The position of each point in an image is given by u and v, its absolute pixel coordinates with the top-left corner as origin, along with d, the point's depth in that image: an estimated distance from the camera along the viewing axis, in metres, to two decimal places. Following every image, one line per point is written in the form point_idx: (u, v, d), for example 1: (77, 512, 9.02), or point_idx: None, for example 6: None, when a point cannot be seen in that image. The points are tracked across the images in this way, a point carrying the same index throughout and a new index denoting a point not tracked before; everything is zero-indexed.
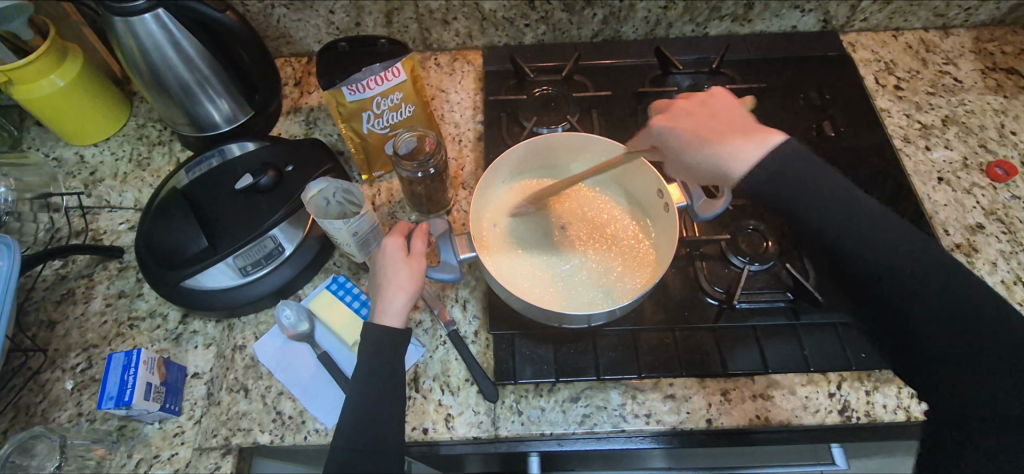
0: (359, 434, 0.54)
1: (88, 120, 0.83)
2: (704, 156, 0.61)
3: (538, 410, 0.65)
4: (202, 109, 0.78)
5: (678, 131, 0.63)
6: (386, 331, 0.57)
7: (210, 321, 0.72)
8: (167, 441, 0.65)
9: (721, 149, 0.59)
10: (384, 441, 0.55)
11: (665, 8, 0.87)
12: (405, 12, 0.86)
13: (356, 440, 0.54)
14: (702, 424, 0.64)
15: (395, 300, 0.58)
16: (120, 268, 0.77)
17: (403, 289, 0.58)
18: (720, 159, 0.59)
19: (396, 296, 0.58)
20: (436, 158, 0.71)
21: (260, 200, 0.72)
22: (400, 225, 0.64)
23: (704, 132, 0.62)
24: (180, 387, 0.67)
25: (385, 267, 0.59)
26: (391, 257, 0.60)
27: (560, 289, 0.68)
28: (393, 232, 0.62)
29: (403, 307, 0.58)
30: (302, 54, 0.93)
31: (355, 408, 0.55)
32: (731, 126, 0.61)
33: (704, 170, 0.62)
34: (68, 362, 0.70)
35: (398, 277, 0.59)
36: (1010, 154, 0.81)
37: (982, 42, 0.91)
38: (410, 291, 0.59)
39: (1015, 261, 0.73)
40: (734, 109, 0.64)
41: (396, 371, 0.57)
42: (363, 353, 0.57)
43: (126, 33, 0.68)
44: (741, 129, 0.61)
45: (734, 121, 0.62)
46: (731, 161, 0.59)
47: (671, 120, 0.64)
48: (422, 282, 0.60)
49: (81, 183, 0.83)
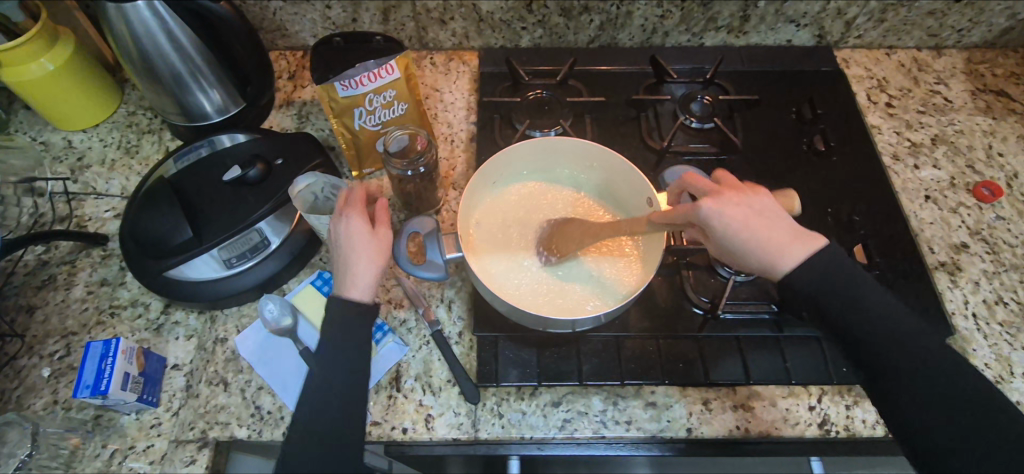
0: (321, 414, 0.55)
1: (78, 105, 0.83)
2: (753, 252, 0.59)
3: (519, 414, 0.65)
4: (193, 99, 0.77)
5: (730, 222, 0.59)
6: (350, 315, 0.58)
7: (192, 313, 0.72)
8: (143, 432, 0.64)
9: (772, 247, 0.59)
10: (342, 422, 0.56)
11: (662, 17, 0.87)
12: (402, 10, 0.86)
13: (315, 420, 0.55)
14: (682, 433, 0.64)
15: (366, 274, 0.59)
16: (103, 256, 0.76)
17: (373, 262, 0.59)
18: (766, 263, 0.59)
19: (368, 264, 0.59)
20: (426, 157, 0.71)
21: (248, 192, 0.71)
22: (350, 193, 0.62)
23: (760, 222, 0.59)
24: (159, 378, 0.66)
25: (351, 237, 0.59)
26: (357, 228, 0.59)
27: (597, 285, 0.69)
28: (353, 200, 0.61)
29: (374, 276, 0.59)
30: (298, 47, 0.93)
31: (316, 390, 0.56)
32: (769, 225, 0.59)
33: (751, 264, 0.60)
34: (46, 349, 0.69)
35: (366, 251, 0.59)
36: (997, 175, 0.82)
37: (973, 63, 0.92)
38: (380, 261, 0.60)
39: (997, 281, 0.74)
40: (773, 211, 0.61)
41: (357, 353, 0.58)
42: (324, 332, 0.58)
43: (118, 18, 0.68)
44: (787, 226, 0.60)
45: (781, 224, 0.60)
46: (778, 261, 0.58)
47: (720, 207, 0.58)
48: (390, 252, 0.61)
49: (67, 168, 0.82)
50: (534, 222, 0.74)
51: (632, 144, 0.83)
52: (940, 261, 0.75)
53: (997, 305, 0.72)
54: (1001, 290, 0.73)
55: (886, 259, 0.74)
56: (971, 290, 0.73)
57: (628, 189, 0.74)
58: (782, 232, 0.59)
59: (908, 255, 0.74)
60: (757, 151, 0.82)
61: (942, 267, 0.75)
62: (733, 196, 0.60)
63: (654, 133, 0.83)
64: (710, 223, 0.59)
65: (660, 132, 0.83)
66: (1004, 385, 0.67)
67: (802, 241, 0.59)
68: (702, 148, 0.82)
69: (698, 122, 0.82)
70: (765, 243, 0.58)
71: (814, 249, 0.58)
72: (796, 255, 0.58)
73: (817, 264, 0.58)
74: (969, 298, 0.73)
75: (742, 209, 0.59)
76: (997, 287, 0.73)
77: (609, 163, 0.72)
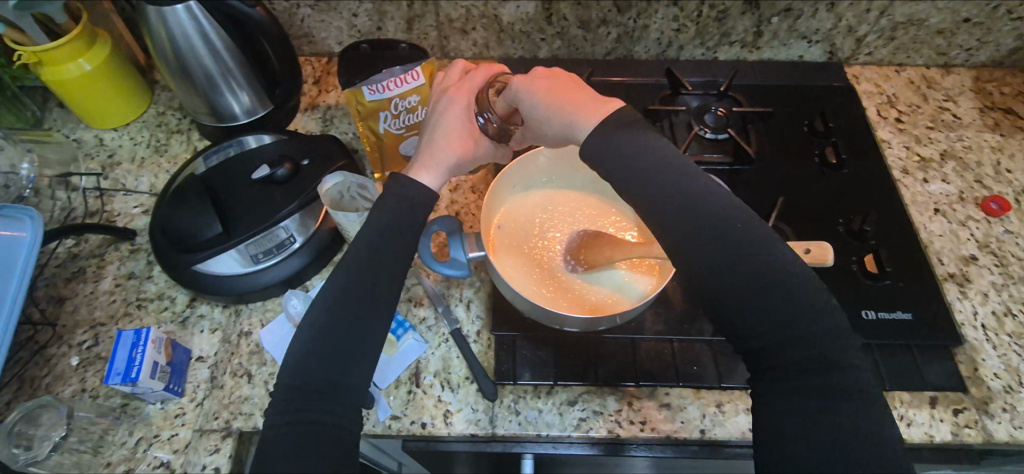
0: (313, 378, 0.51)
1: (110, 105, 0.85)
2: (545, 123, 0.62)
3: (535, 411, 0.66)
4: (223, 100, 0.80)
5: (530, 96, 0.62)
6: (363, 278, 0.54)
7: (217, 306, 0.73)
8: (167, 421, 0.66)
9: (555, 117, 0.60)
10: (331, 391, 0.51)
11: (677, 31, 0.90)
12: (425, 20, 0.88)
13: (304, 380, 0.51)
14: (696, 434, 0.65)
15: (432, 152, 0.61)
16: (131, 250, 0.78)
17: (441, 148, 0.61)
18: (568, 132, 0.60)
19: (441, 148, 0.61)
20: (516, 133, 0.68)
21: (275, 190, 0.73)
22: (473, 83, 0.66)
23: (562, 96, 0.60)
24: (185, 369, 0.68)
25: (447, 116, 0.63)
26: (454, 114, 0.63)
27: (621, 286, 0.71)
28: (470, 89, 0.65)
29: (444, 165, 0.61)
30: (323, 54, 0.96)
31: (309, 349, 0.52)
32: (571, 93, 0.60)
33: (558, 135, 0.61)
34: (74, 339, 0.71)
35: (443, 133, 0.62)
36: (1005, 190, 0.84)
37: (981, 81, 0.94)
38: (458, 155, 0.62)
39: (1006, 293, 0.75)
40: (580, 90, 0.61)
41: (365, 322, 0.53)
42: (330, 292, 0.54)
43: (157, 21, 0.71)
44: (575, 100, 0.60)
45: (581, 95, 0.60)
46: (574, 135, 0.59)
47: (528, 81, 0.63)
48: (469, 152, 0.63)
49: (98, 165, 0.85)
50: (556, 227, 0.75)
51: None
52: (949, 272, 0.76)
53: (1005, 317, 0.73)
54: (1011, 302, 0.74)
55: (897, 269, 0.75)
56: (980, 301, 0.74)
57: None
58: (573, 97, 0.60)
59: (918, 265, 0.76)
60: (771, 163, 0.84)
61: (951, 278, 0.76)
62: (543, 75, 0.63)
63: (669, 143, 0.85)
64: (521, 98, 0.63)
65: (675, 142, 0.85)
66: (1012, 395, 0.68)
67: (591, 112, 0.58)
68: (716, 158, 0.84)
69: (712, 133, 0.84)
70: (559, 112, 0.60)
71: (601, 118, 0.58)
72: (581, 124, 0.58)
73: (601, 133, 0.57)
74: (978, 309, 0.74)
75: (553, 87, 0.61)
76: (1006, 299, 0.75)
77: None
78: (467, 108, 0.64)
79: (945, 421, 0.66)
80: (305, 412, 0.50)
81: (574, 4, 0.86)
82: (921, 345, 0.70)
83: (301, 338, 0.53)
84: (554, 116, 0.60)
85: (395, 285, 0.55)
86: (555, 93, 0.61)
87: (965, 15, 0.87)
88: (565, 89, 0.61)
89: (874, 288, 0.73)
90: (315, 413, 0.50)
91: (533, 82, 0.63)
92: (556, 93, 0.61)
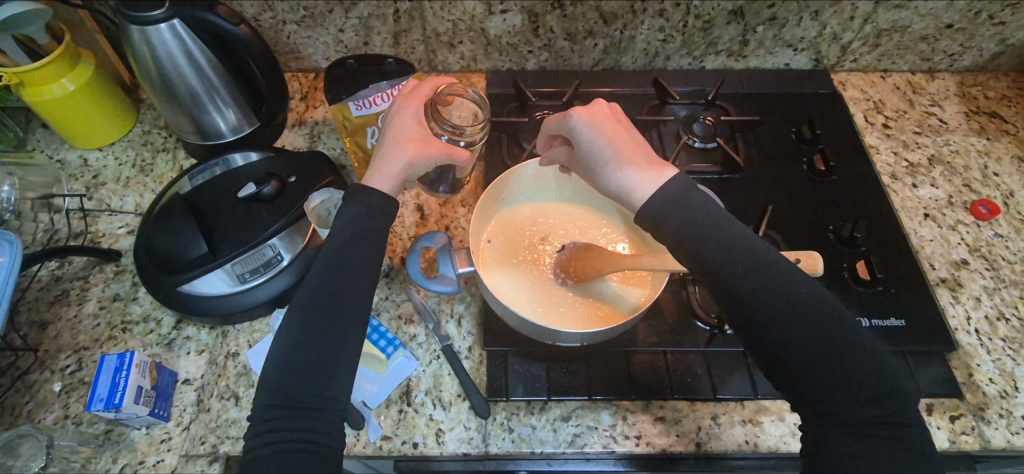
0: (291, 392, 0.50)
1: (95, 124, 0.84)
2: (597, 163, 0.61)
3: (529, 428, 0.65)
4: (208, 118, 0.79)
5: (592, 133, 0.60)
6: (332, 289, 0.54)
7: (204, 328, 0.72)
8: (153, 447, 0.64)
9: (613, 164, 0.60)
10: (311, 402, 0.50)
11: (664, 41, 0.90)
12: (412, 34, 0.88)
13: (281, 395, 0.50)
14: (692, 448, 0.64)
15: (384, 159, 0.58)
16: (116, 271, 0.77)
17: (393, 151, 0.59)
18: (629, 189, 0.60)
19: (392, 151, 0.59)
20: (473, 129, 0.62)
21: (261, 208, 0.72)
22: (422, 88, 0.63)
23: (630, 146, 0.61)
24: (170, 393, 0.67)
25: (395, 123, 0.60)
26: (405, 118, 0.60)
27: (614, 297, 0.70)
28: (420, 95, 0.62)
29: (396, 169, 0.58)
30: (310, 69, 0.95)
31: (283, 365, 0.51)
32: (632, 145, 0.61)
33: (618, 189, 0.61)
34: (57, 364, 0.70)
35: (392, 140, 0.59)
36: (993, 194, 0.84)
37: (966, 86, 0.94)
38: (409, 156, 0.59)
39: (998, 297, 0.75)
40: (639, 145, 0.62)
41: (336, 332, 0.52)
42: (299, 307, 0.53)
43: (141, 40, 0.70)
44: (635, 155, 0.60)
45: (641, 154, 0.61)
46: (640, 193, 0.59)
47: (589, 115, 0.61)
48: (424, 152, 0.59)
49: (83, 185, 0.84)
50: (546, 241, 0.75)
51: None
52: (941, 277, 0.76)
53: (998, 321, 0.73)
54: (1003, 306, 0.74)
55: (890, 276, 0.75)
56: (972, 306, 0.74)
57: None
58: (633, 153, 0.61)
59: (909, 271, 0.76)
60: (759, 171, 0.84)
61: (943, 283, 0.76)
62: (605, 112, 0.62)
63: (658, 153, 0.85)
64: (577, 132, 0.61)
65: (664, 152, 0.85)
66: (1008, 400, 0.68)
67: (654, 176, 0.59)
68: (705, 167, 0.84)
69: (700, 142, 0.84)
70: (628, 165, 0.60)
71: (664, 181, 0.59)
72: (646, 188, 0.59)
73: (669, 191, 0.58)
74: (971, 313, 0.74)
75: (617, 134, 0.61)
76: (998, 302, 0.75)
77: None
78: (418, 112, 0.61)
79: (942, 428, 0.66)
80: (285, 426, 0.49)
81: (561, 16, 0.86)
82: (915, 352, 0.70)
83: (274, 356, 0.52)
84: (615, 166, 0.60)
85: (366, 292, 0.55)
86: (617, 138, 0.61)
87: (948, 21, 0.87)
88: (628, 142, 0.61)
89: (867, 294, 0.73)
90: (297, 425, 0.50)
91: (595, 116, 0.61)
92: (619, 139, 0.61)
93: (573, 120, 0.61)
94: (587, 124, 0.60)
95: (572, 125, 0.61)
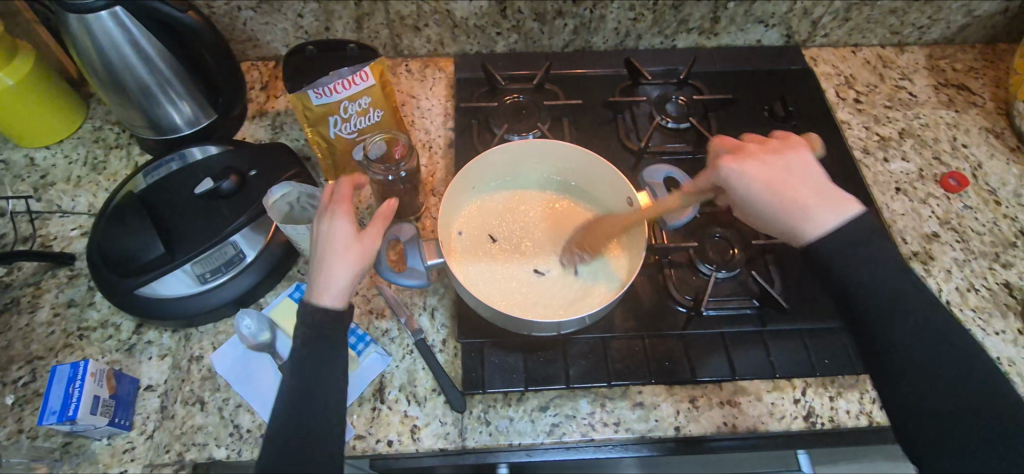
0: (291, 427, 0.53)
1: (39, 121, 0.80)
2: (773, 214, 0.60)
3: (506, 420, 0.64)
4: (162, 111, 0.75)
5: (751, 181, 0.61)
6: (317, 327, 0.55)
7: (166, 331, 0.69)
8: (115, 458, 0.62)
9: (795, 208, 0.59)
10: (329, 409, 0.54)
11: (635, 20, 0.88)
12: (375, 18, 0.85)
13: (282, 433, 0.53)
14: (671, 432, 0.64)
15: (339, 275, 0.54)
16: (70, 276, 0.73)
17: (347, 263, 0.54)
18: (793, 221, 0.59)
19: (339, 259, 0.54)
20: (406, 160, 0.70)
21: (221, 204, 0.69)
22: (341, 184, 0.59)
23: (780, 180, 0.60)
24: (132, 401, 0.64)
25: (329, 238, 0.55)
26: (341, 220, 0.55)
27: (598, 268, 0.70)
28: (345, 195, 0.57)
29: (345, 283, 0.54)
30: (270, 57, 0.91)
31: (301, 377, 0.54)
32: (798, 180, 0.60)
33: (780, 228, 0.61)
34: (9, 376, 0.66)
35: (339, 249, 0.54)
36: (962, 165, 0.84)
37: (934, 59, 0.95)
38: (356, 268, 0.55)
39: (968, 268, 0.76)
40: (809, 171, 0.61)
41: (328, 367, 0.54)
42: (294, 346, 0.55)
43: (81, 31, 0.66)
44: (819, 185, 0.60)
45: (812, 185, 0.60)
46: (807, 219, 0.59)
47: (743, 163, 0.61)
48: (370, 256, 0.56)
49: (30, 186, 0.80)
50: (521, 226, 0.74)
51: (609, 146, 0.84)
52: (913, 251, 0.77)
53: (968, 292, 0.74)
54: (972, 277, 0.75)
55: None
56: (943, 278, 0.75)
57: (609, 194, 0.74)
58: (811, 196, 0.59)
59: None
60: None
61: (915, 256, 0.76)
62: (759, 152, 0.63)
63: (631, 134, 0.84)
64: (733, 183, 0.62)
65: (637, 133, 0.84)
66: None
67: (832, 203, 0.59)
68: (678, 148, 0.82)
69: (674, 122, 0.83)
70: (769, 197, 0.60)
71: (848, 212, 0.58)
72: (827, 216, 0.58)
73: (851, 229, 0.57)
74: (942, 286, 0.74)
75: (778, 176, 0.61)
76: (968, 274, 0.75)
77: (590, 165, 0.72)
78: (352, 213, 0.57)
79: None
80: (287, 460, 0.52)
81: None
82: None
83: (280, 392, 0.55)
84: (791, 208, 0.59)
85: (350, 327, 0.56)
86: (780, 177, 0.61)
87: None
88: (798, 181, 0.60)
89: None
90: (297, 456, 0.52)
91: (747, 165, 0.61)
92: (787, 179, 0.60)
93: (734, 177, 0.61)
94: (745, 178, 0.61)
95: (731, 184, 0.62)
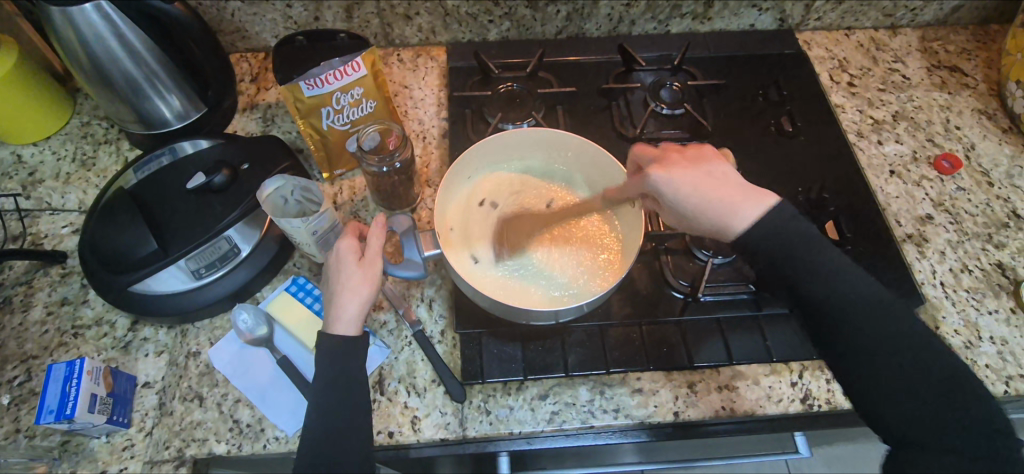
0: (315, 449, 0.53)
1: (25, 117, 0.78)
2: (702, 216, 0.58)
3: (506, 409, 0.64)
4: (151, 105, 0.74)
5: (678, 186, 0.58)
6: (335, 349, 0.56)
7: (162, 328, 0.69)
8: (115, 455, 0.62)
9: (726, 208, 0.57)
10: (354, 430, 0.55)
11: (628, 6, 0.87)
12: (365, 7, 0.84)
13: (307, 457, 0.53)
14: (669, 418, 0.65)
15: (348, 305, 0.56)
16: (62, 274, 0.72)
17: (354, 294, 0.57)
18: (720, 224, 0.57)
19: (348, 292, 0.57)
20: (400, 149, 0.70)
21: (213, 199, 0.68)
22: (351, 226, 0.62)
23: (710, 184, 0.58)
24: (129, 398, 0.64)
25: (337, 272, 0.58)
26: (345, 254, 0.58)
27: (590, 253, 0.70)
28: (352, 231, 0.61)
29: (354, 310, 0.57)
30: (259, 49, 0.90)
31: (333, 396, 0.55)
32: (723, 184, 0.58)
33: (705, 228, 0.59)
34: (4, 375, 0.66)
35: (349, 282, 0.57)
36: (955, 147, 0.85)
37: (927, 41, 0.94)
38: (364, 294, 0.57)
39: (961, 250, 0.76)
40: (725, 172, 0.59)
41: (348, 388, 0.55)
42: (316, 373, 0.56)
43: (64, 24, 0.64)
44: (739, 183, 0.58)
45: (732, 181, 0.59)
46: (733, 219, 0.57)
47: (667, 171, 0.58)
48: (378, 283, 0.58)
49: (18, 184, 0.78)
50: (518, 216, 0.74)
51: (604, 133, 0.83)
52: (907, 234, 0.77)
53: (962, 273, 0.75)
54: (966, 258, 0.76)
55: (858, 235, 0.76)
56: (937, 260, 0.75)
57: (603, 181, 0.74)
58: (716, 191, 0.57)
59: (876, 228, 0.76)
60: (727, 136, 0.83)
61: (909, 239, 0.77)
62: (682, 163, 0.59)
63: (625, 121, 0.84)
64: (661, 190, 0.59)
65: (632, 121, 0.83)
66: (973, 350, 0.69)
67: (753, 197, 0.57)
68: (674, 134, 0.82)
69: (669, 108, 0.83)
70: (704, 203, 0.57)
71: (768, 205, 0.57)
72: (748, 211, 0.56)
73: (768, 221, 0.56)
74: (936, 268, 0.75)
75: (714, 181, 0.58)
76: (962, 255, 0.76)
77: (584, 153, 0.72)
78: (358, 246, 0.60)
79: None
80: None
81: None
82: None
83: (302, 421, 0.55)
84: (734, 211, 0.57)
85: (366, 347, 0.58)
86: (700, 180, 0.58)
87: None
88: (699, 177, 0.58)
89: None
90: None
91: (671, 172, 0.58)
92: (704, 180, 0.58)
93: (659, 183, 0.59)
94: (670, 185, 0.58)
95: (659, 189, 0.59)
